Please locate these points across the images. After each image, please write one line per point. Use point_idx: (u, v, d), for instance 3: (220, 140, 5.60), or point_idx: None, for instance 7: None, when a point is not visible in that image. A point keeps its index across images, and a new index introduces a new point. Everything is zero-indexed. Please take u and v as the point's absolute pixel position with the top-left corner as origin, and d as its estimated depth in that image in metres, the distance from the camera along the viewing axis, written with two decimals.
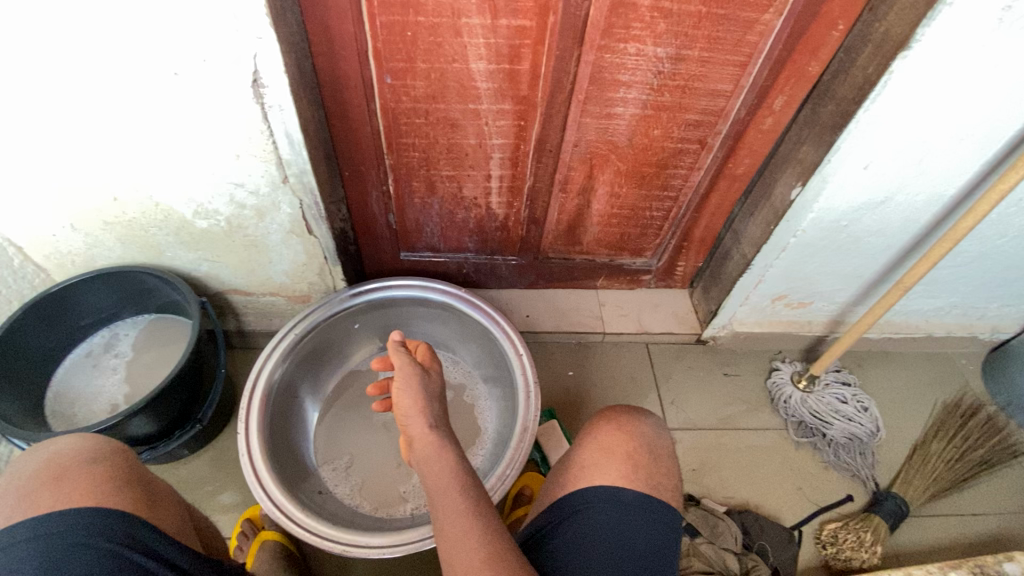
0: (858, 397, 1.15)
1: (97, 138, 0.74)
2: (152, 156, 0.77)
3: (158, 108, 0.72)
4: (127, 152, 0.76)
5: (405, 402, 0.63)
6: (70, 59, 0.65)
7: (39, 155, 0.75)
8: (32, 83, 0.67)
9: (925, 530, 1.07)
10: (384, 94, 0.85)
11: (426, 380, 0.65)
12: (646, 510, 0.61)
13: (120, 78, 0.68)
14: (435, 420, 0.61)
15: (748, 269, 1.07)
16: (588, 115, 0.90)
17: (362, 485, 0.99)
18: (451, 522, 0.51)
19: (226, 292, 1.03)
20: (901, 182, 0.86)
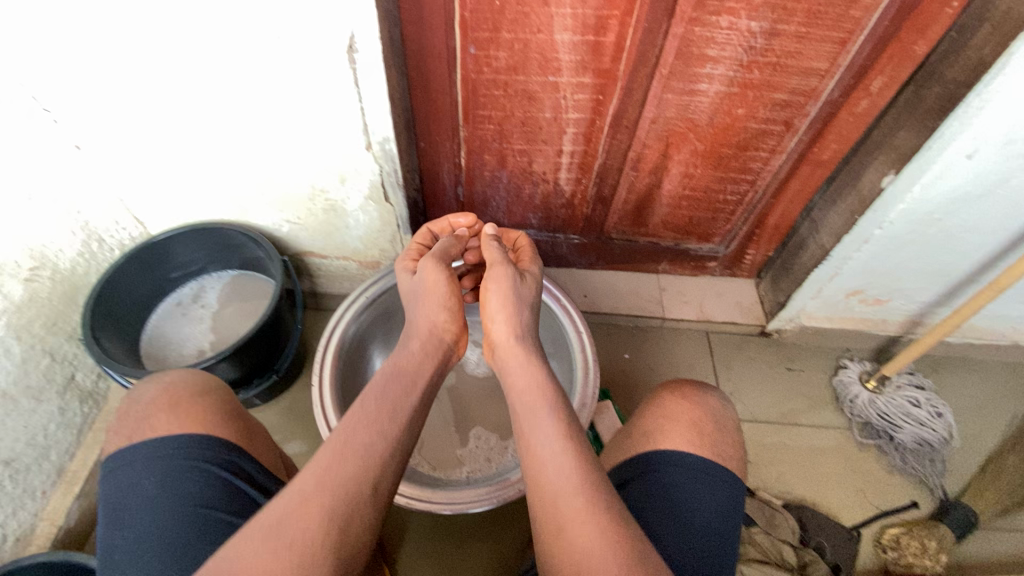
0: (932, 401, 1.08)
1: (205, 102, 0.79)
2: (250, 116, 0.81)
3: (259, 72, 0.75)
4: (230, 111, 0.81)
5: (495, 317, 0.70)
6: (190, 21, 0.69)
7: (150, 112, 0.80)
8: (158, 45, 0.71)
9: (998, 544, 1.01)
10: (466, 64, 0.86)
11: (516, 295, 0.72)
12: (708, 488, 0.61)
13: (226, 39, 0.71)
14: (522, 329, 0.68)
15: (825, 260, 1.02)
16: (670, 90, 0.88)
17: (422, 445, 1.03)
18: (545, 445, 0.56)
19: (303, 254, 1.08)
20: (1009, 174, 0.80)
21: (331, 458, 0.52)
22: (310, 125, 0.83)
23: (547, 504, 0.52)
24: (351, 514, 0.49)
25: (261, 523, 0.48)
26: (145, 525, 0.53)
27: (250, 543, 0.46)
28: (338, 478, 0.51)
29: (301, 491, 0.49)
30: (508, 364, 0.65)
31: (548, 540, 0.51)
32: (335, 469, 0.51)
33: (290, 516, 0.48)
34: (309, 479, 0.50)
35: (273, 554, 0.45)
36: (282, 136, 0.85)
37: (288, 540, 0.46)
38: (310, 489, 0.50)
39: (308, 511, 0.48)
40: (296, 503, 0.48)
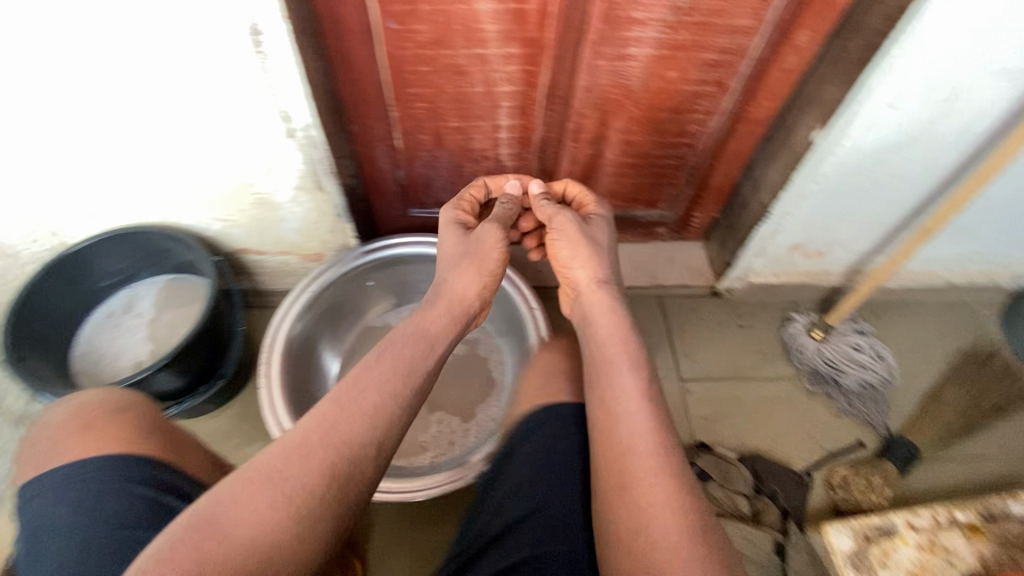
0: (873, 345, 1.14)
1: (105, 99, 0.73)
2: (157, 111, 0.76)
3: (159, 63, 0.70)
4: (134, 108, 0.75)
5: (572, 266, 0.80)
6: (71, 12, 0.63)
7: (43, 116, 0.74)
8: (37, 41, 0.65)
9: (940, 474, 1.07)
10: (388, 40, 0.82)
11: (590, 241, 0.81)
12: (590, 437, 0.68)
13: (116, 30, 0.65)
14: (603, 276, 0.78)
15: (766, 218, 1.04)
16: (601, 57, 0.86)
17: None
18: (631, 399, 0.63)
19: (239, 252, 1.03)
20: (929, 121, 0.82)
21: (339, 413, 0.55)
22: (226, 116, 0.78)
23: (624, 451, 0.59)
24: (352, 469, 0.52)
25: (257, 469, 0.50)
26: (66, 557, 0.51)
27: (248, 489, 0.49)
28: (342, 433, 0.53)
29: (300, 441, 0.52)
30: (591, 309, 0.75)
31: (611, 490, 0.58)
32: (339, 423, 0.54)
33: (286, 466, 0.50)
34: (312, 431, 0.53)
35: (270, 499, 0.48)
36: (196, 130, 0.79)
37: (267, 505, 0.48)
38: (313, 441, 0.52)
39: (308, 461, 0.51)
40: (293, 452, 0.51)
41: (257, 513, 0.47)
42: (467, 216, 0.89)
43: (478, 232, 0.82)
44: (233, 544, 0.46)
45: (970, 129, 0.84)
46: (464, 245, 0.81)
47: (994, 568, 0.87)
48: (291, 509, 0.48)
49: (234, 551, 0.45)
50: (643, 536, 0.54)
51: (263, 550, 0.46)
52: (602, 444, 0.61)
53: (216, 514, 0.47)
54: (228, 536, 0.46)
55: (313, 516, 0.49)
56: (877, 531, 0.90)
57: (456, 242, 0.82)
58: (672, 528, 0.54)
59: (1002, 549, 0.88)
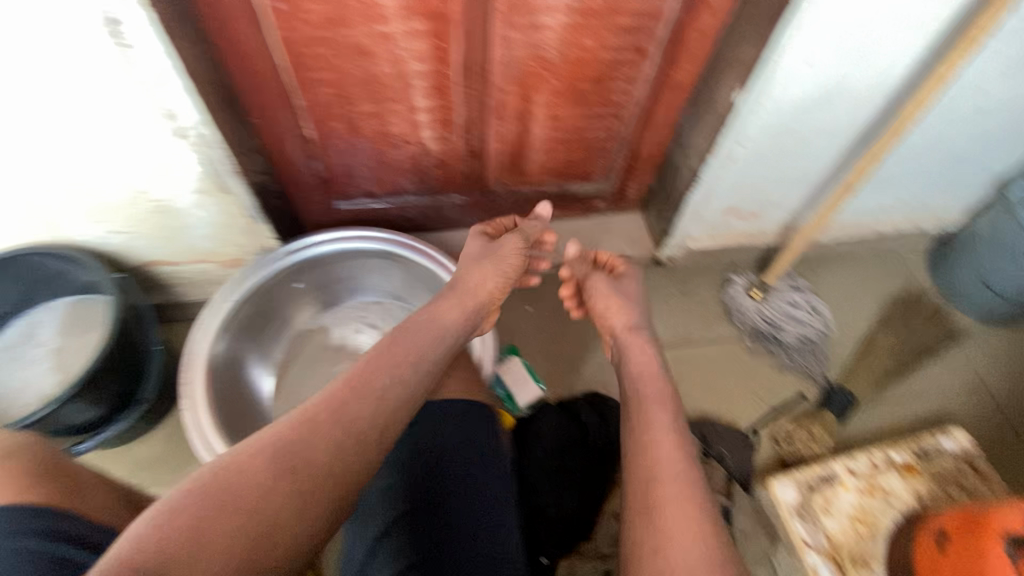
0: (809, 300, 1.17)
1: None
2: (18, 118, 0.68)
3: (8, 65, 0.62)
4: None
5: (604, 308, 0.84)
6: None
7: None
8: None
9: (877, 418, 1.11)
10: (277, 22, 0.75)
11: (625, 292, 0.85)
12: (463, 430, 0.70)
13: None
14: (638, 324, 0.80)
15: (697, 184, 1.04)
16: (512, 28, 0.81)
17: None
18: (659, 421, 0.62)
19: (149, 263, 0.95)
20: (844, 75, 0.82)
21: (357, 394, 0.56)
22: (96, 116, 0.70)
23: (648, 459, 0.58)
24: (360, 450, 0.53)
25: (270, 439, 0.50)
26: None
27: (258, 460, 0.47)
28: (352, 413, 0.54)
29: (309, 415, 0.52)
30: (628, 346, 0.76)
31: (639, 515, 0.54)
32: (351, 404, 0.54)
33: (297, 436, 0.50)
34: (324, 408, 0.53)
35: (277, 474, 0.47)
36: (70, 136, 0.72)
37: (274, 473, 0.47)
38: (322, 415, 0.53)
39: (317, 440, 0.51)
40: (307, 426, 0.51)
41: (267, 482, 0.46)
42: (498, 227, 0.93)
43: (502, 242, 0.85)
44: (241, 514, 0.44)
45: (884, 81, 0.84)
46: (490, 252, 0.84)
47: (929, 503, 0.91)
48: (303, 485, 0.48)
49: (243, 519, 0.43)
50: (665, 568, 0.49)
51: (267, 522, 0.45)
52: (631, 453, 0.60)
53: (226, 481, 0.45)
54: (237, 503, 0.44)
55: (319, 490, 0.49)
56: (819, 480, 0.93)
57: (482, 247, 0.86)
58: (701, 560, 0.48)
59: (936, 486, 0.92)
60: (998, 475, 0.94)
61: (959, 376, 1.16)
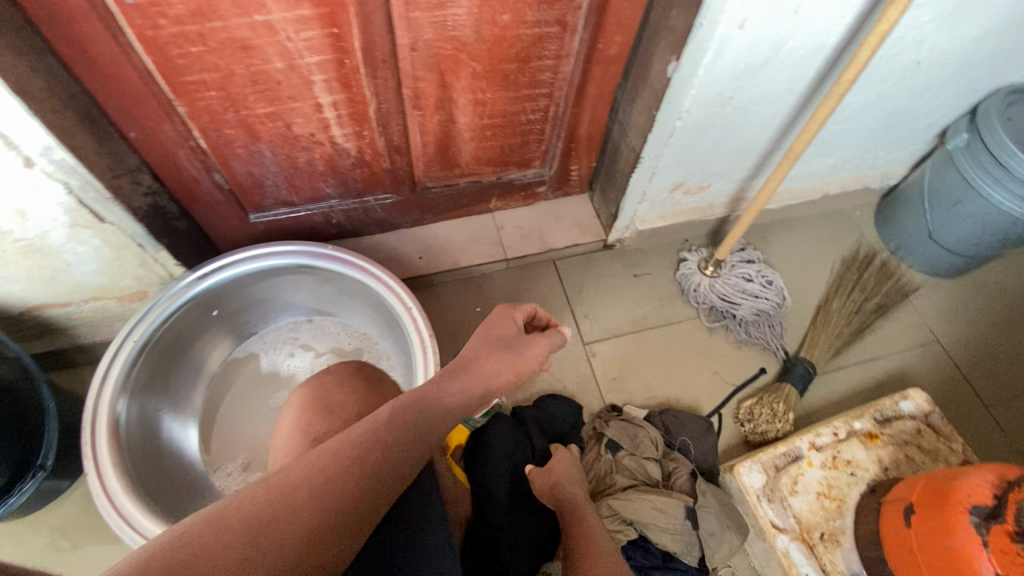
0: (763, 272, 1.14)
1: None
2: None
3: None
4: None
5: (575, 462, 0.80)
6: None
7: None
8: None
9: (835, 384, 1.11)
10: (132, 19, 0.64)
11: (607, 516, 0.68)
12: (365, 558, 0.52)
13: None
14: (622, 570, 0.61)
15: (639, 163, 0.97)
16: (415, 7, 0.72)
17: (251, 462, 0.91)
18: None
19: (33, 309, 0.84)
20: (781, 39, 0.77)
21: (354, 456, 0.48)
22: None
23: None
24: (343, 528, 0.45)
25: (241, 506, 0.42)
26: None
27: (218, 535, 0.39)
28: (339, 493, 0.45)
29: (287, 489, 0.44)
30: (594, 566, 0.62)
31: None
32: (342, 478, 0.46)
33: (271, 517, 0.42)
34: (308, 475, 0.45)
35: (237, 557, 0.39)
36: None
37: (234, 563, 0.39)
38: (304, 492, 0.44)
39: (292, 513, 0.42)
40: (281, 493, 0.43)
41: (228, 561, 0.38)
42: (528, 309, 0.73)
43: (528, 343, 0.68)
44: None
45: (822, 41, 0.79)
46: (513, 350, 0.67)
47: (892, 469, 0.90)
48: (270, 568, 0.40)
49: None
50: None
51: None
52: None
53: (180, 559, 0.37)
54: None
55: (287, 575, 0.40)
56: (785, 459, 0.91)
57: (506, 336, 0.68)
58: None
59: (898, 450, 0.92)
60: (957, 435, 0.94)
61: (912, 334, 1.17)
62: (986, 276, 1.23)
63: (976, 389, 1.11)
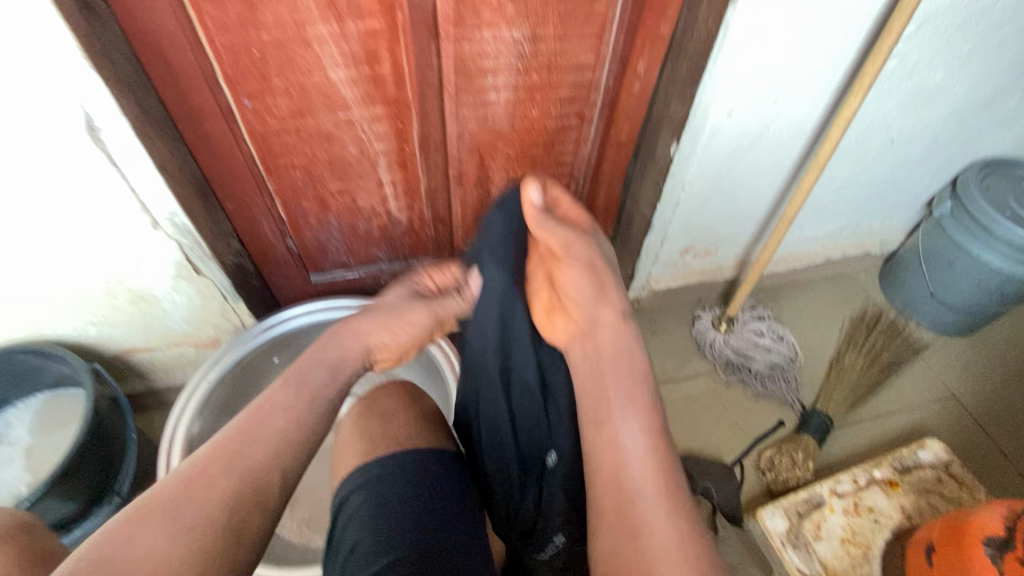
0: (773, 328, 1.22)
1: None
2: (29, 229, 0.75)
3: (13, 183, 0.69)
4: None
5: (576, 280, 0.67)
6: None
7: None
8: None
9: (855, 436, 1.14)
10: (247, 118, 0.82)
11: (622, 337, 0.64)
12: (364, 550, 0.51)
13: None
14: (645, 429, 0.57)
15: (651, 229, 1.10)
16: (463, 106, 0.90)
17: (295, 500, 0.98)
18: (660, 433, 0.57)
19: (124, 354, 0.97)
20: (764, 123, 0.92)
21: (273, 432, 0.55)
22: (85, 218, 0.76)
23: (618, 480, 0.54)
24: (252, 488, 0.51)
25: (158, 502, 0.48)
26: None
27: (147, 524, 0.46)
28: (244, 461, 0.52)
29: (198, 471, 0.50)
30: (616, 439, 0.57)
31: (615, 524, 0.52)
32: (244, 449, 0.53)
33: (183, 496, 0.48)
34: (216, 458, 0.52)
35: (165, 536, 0.46)
36: (54, 239, 0.77)
37: (155, 546, 0.45)
38: (208, 466, 0.51)
39: (206, 491, 0.49)
40: (197, 481, 0.49)
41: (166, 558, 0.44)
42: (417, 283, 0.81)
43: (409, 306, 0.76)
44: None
45: (802, 124, 0.94)
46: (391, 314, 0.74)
47: (915, 516, 0.92)
48: (191, 551, 0.46)
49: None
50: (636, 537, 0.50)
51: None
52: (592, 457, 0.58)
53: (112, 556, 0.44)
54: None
55: (204, 556, 0.46)
56: (807, 506, 0.94)
57: (389, 304, 0.77)
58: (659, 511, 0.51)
59: (919, 498, 0.94)
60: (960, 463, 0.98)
61: (925, 387, 1.21)
62: (992, 333, 1.29)
63: (995, 439, 1.14)
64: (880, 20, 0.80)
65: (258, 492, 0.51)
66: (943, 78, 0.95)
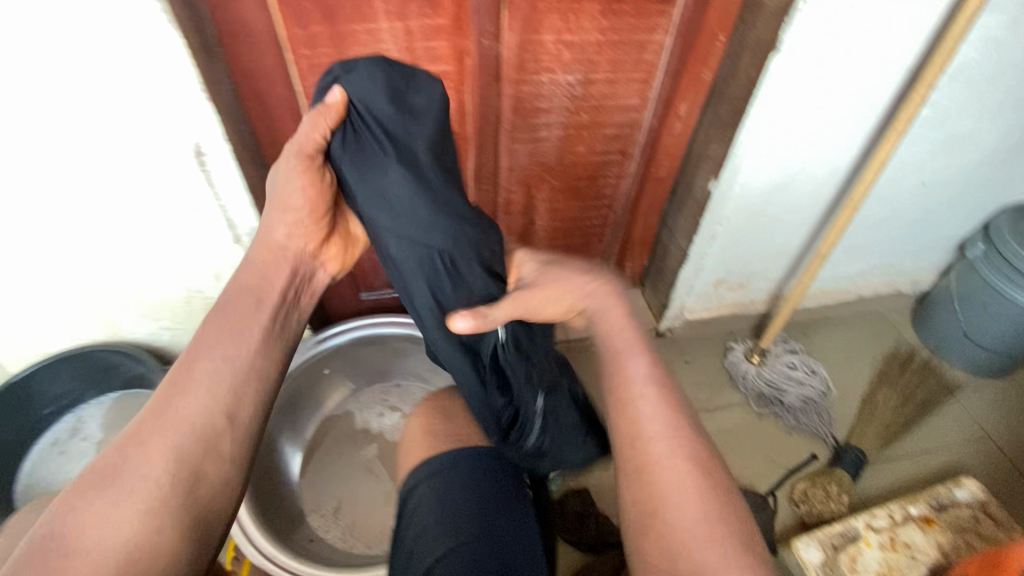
0: (806, 361, 1.25)
1: (76, 222, 0.79)
2: (129, 240, 0.83)
3: (122, 199, 0.78)
4: (105, 238, 0.82)
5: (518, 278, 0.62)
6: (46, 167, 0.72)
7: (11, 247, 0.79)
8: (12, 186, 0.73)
9: (890, 473, 1.14)
10: None
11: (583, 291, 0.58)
12: (428, 537, 0.56)
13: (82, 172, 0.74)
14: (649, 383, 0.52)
15: (688, 260, 1.15)
16: (517, 141, 0.98)
17: (340, 505, 1.03)
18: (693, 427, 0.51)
19: None
20: (800, 164, 0.97)
21: (209, 386, 0.53)
22: (177, 232, 0.84)
23: (629, 448, 0.50)
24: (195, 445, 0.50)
25: (92, 473, 0.47)
26: None
27: (82, 496, 0.45)
28: (181, 417, 0.51)
29: (133, 433, 0.49)
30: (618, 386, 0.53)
31: (632, 481, 0.49)
32: (180, 406, 0.51)
33: (123, 458, 0.47)
34: (156, 418, 0.50)
35: (107, 504, 0.45)
36: (148, 249, 0.85)
37: (101, 510, 0.45)
38: (142, 425, 0.50)
39: (145, 451, 0.48)
40: (128, 447, 0.48)
41: (111, 533, 0.44)
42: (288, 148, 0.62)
43: (286, 185, 0.62)
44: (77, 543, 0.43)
45: (836, 166, 0.99)
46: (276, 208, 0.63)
47: (954, 555, 0.92)
48: (136, 516, 0.45)
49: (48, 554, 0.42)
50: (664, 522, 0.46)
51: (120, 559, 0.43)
52: (615, 437, 0.52)
53: (55, 533, 0.43)
54: (80, 552, 0.43)
55: (151, 519, 0.45)
56: (841, 539, 0.94)
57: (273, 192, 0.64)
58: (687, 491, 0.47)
59: (957, 536, 0.94)
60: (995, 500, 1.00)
61: (961, 428, 1.21)
62: None
63: None
64: (912, 71, 0.86)
65: (198, 448, 0.50)
66: (974, 125, 1.00)
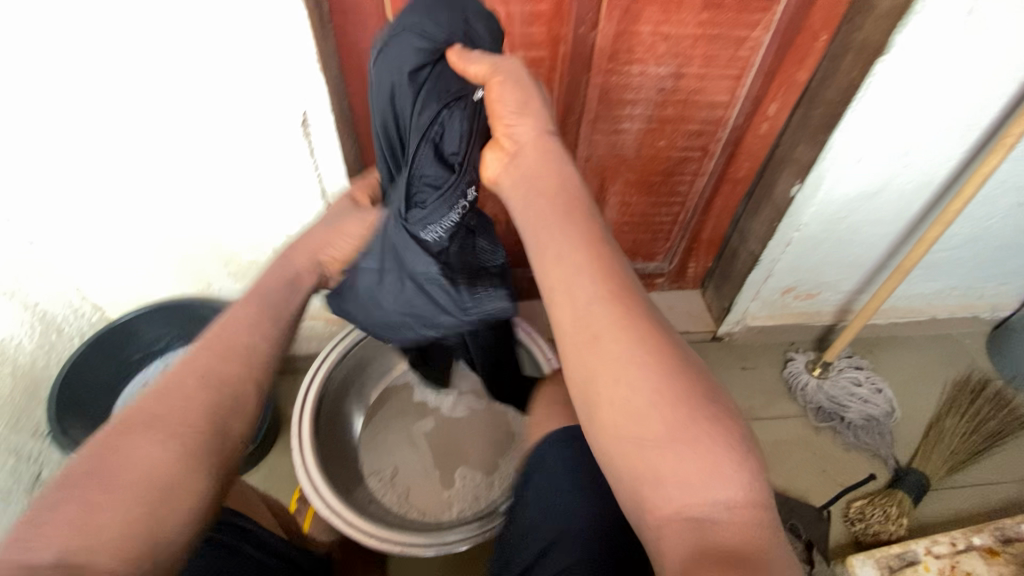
0: (871, 378, 1.20)
1: (184, 183, 0.81)
2: (229, 204, 0.85)
3: (228, 165, 0.80)
4: (207, 201, 0.84)
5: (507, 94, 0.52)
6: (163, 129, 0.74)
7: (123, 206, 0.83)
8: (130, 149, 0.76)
9: (948, 502, 1.10)
10: None
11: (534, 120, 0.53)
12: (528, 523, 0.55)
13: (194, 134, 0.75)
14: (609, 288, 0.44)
15: (757, 265, 1.13)
16: (598, 132, 0.98)
17: (396, 471, 1.08)
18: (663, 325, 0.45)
19: None
20: (890, 174, 0.94)
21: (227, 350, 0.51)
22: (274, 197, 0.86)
23: (591, 374, 0.44)
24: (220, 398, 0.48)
25: (135, 415, 0.44)
26: None
27: (124, 438, 0.42)
28: (215, 371, 0.49)
29: (168, 385, 0.47)
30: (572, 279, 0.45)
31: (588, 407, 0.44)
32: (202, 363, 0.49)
33: (160, 400, 0.45)
34: (183, 376, 0.48)
35: (153, 445, 0.42)
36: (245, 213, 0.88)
37: (146, 453, 0.42)
38: (174, 378, 0.48)
39: (183, 399, 0.46)
40: (166, 396, 0.46)
41: (155, 467, 0.41)
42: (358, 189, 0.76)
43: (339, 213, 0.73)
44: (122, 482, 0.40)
45: (929, 178, 0.95)
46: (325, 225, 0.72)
47: None
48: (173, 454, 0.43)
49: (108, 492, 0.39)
50: (641, 482, 0.42)
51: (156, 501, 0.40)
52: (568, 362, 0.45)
53: (91, 470, 0.40)
54: (114, 489, 0.40)
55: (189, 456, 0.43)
56: (899, 561, 0.92)
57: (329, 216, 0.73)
58: (666, 452, 0.41)
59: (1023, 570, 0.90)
60: None
61: None
62: None
63: None
64: None
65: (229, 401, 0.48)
66: None
